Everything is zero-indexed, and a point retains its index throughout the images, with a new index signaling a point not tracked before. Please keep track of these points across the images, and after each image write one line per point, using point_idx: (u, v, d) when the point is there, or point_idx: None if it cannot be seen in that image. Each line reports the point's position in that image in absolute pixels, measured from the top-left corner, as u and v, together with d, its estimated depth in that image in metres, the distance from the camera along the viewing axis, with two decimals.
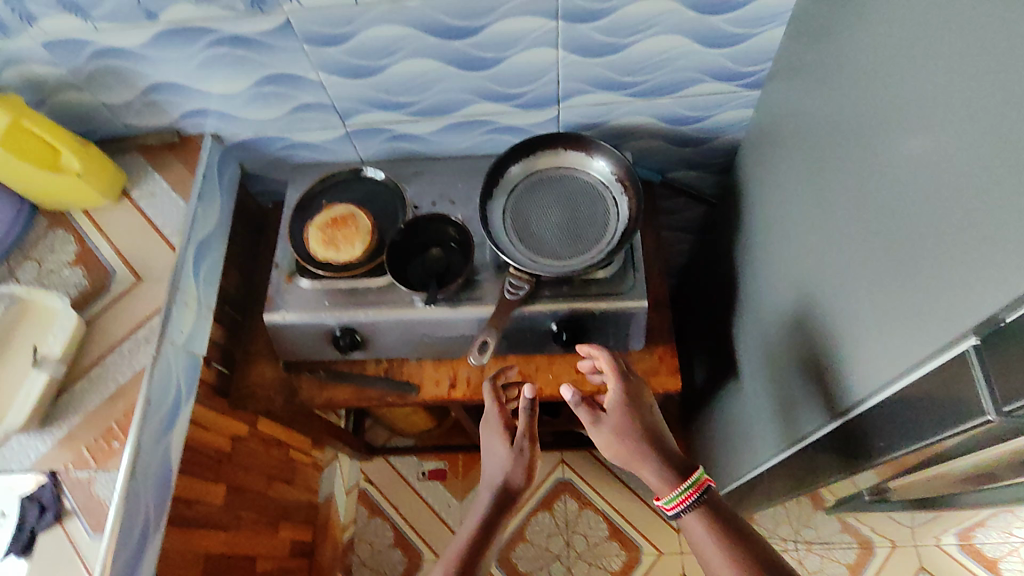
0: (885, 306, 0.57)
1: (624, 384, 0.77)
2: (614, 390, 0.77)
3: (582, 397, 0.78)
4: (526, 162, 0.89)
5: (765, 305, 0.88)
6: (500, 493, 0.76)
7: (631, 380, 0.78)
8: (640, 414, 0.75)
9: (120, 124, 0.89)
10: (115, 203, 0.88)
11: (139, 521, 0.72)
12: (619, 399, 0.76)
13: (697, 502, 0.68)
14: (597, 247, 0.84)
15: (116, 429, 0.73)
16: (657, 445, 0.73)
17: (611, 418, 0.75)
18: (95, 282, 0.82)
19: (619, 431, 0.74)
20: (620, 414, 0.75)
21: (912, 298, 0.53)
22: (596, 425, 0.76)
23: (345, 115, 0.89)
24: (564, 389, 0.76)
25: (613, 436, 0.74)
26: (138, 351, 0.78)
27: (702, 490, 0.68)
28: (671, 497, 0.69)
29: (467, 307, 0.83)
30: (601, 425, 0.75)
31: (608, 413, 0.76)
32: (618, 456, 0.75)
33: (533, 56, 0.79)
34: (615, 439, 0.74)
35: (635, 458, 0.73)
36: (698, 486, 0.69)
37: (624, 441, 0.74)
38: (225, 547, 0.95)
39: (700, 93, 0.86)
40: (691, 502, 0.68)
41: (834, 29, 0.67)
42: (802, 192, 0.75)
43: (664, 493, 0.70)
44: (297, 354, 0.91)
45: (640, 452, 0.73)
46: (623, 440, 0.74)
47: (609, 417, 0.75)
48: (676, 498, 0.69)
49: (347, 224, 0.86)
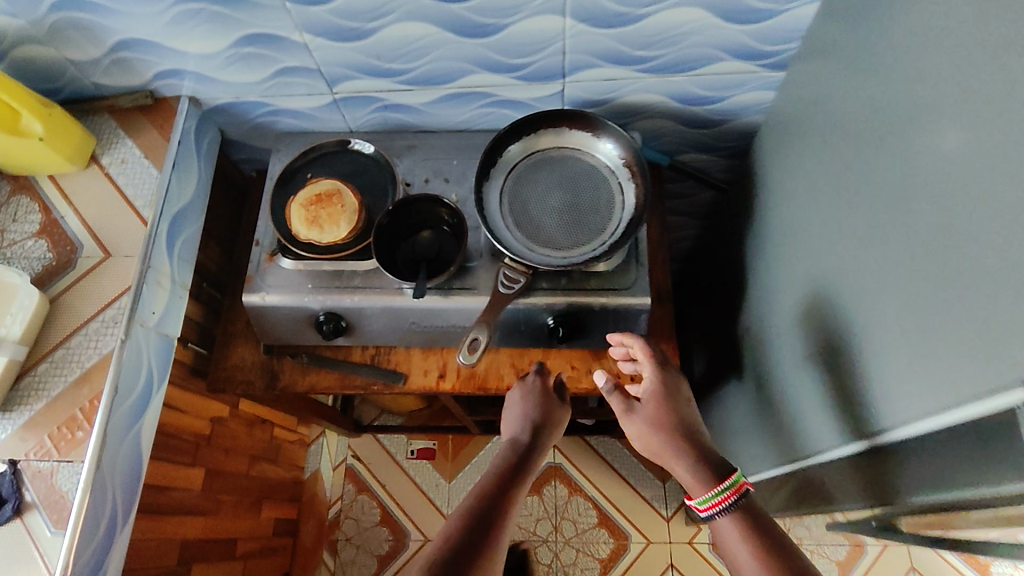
0: (919, 326, 0.52)
1: (662, 374, 0.76)
2: (650, 380, 0.76)
3: (618, 386, 0.78)
4: (527, 141, 0.83)
5: (775, 304, 0.83)
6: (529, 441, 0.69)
7: (669, 374, 0.77)
8: (674, 407, 0.74)
9: (88, 84, 0.82)
10: (83, 169, 0.81)
11: (104, 515, 0.68)
12: (655, 391, 0.75)
13: (735, 506, 0.62)
14: (599, 238, 0.78)
15: (79, 418, 0.69)
16: (692, 439, 0.70)
17: (645, 409, 0.74)
18: (59, 257, 0.76)
19: (651, 422, 0.72)
20: (655, 404, 0.74)
21: (952, 322, 0.48)
22: (629, 415, 0.75)
23: (332, 81, 0.81)
24: (598, 375, 0.78)
25: (647, 426, 0.73)
26: (106, 334, 0.72)
27: (740, 494, 0.63)
28: (704, 498, 0.64)
29: (460, 296, 0.78)
30: (634, 416, 0.74)
31: (642, 403, 0.75)
32: (649, 450, 0.73)
33: (539, 25, 0.72)
34: (648, 430, 0.73)
35: (668, 452, 0.70)
36: (735, 490, 0.63)
37: (659, 433, 0.72)
38: (202, 532, 0.92)
39: (719, 71, 0.79)
40: (727, 505, 0.62)
41: (873, 9, 0.60)
42: (825, 187, 0.69)
43: (697, 493, 0.66)
44: (279, 337, 0.86)
45: (672, 447, 0.70)
46: (656, 430, 0.72)
47: (644, 408, 0.74)
48: (709, 501, 0.63)
49: (332, 201, 0.80)
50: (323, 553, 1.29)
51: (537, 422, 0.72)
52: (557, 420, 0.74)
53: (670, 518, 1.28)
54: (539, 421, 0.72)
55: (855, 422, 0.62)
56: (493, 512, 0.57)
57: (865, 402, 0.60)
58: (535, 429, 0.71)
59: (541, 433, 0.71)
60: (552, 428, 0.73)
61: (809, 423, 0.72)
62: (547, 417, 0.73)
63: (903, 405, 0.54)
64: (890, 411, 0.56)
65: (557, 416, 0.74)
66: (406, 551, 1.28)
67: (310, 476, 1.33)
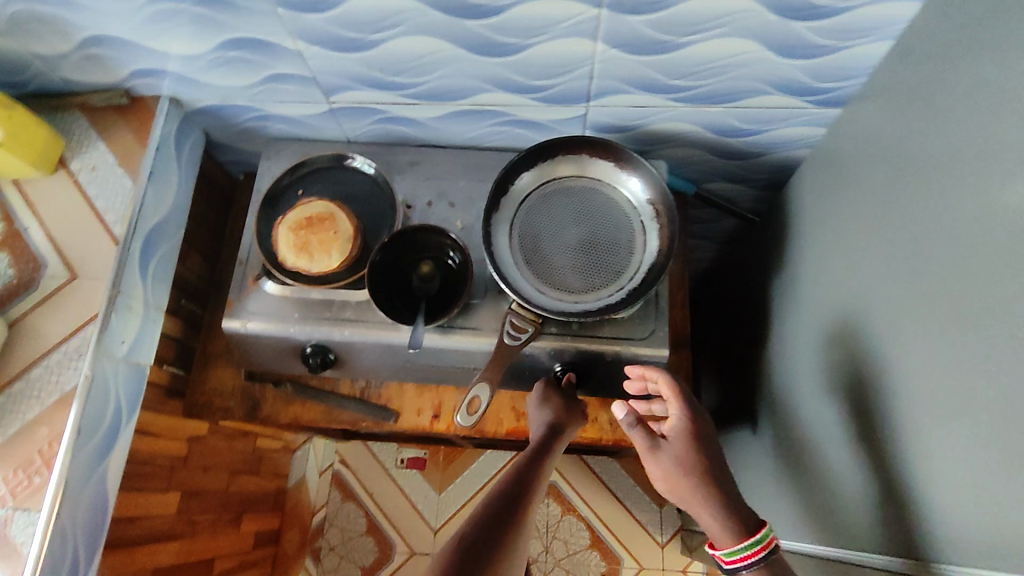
0: (975, 447, 0.46)
1: (689, 409, 0.66)
2: (677, 414, 0.66)
3: (638, 417, 0.65)
4: (542, 168, 0.75)
5: (795, 359, 0.77)
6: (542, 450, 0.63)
7: (696, 405, 0.66)
8: (704, 445, 0.64)
9: (56, 78, 0.73)
10: (49, 175, 0.73)
11: (64, 565, 0.64)
12: (683, 426, 0.65)
13: (763, 562, 0.58)
14: (617, 284, 0.71)
15: (39, 461, 0.63)
16: (722, 483, 0.62)
17: (672, 446, 0.64)
18: (21, 275, 0.69)
19: (681, 464, 0.63)
20: (684, 443, 0.64)
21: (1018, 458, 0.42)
22: (652, 451, 0.64)
23: (330, 91, 0.73)
24: (617, 408, 0.64)
25: (675, 467, 0.63)
26: (69, 366, 0.66)
27: (769, 550, 0.59)
28: (731, 550, 0.59)
29: (461, 337, 0.71)
30: (660, 454, 0.64)
31: (668, 440, 0.64)
32: (672, 494, 0.64)
33: (564, 48, 0.64)
34: (676, 472, 0.63)
35: (697, 499, 0.62)
36: (763, 546, 0.59)
37: (688, 475, 0.62)
38: (177, 558, 0.87)
39: (761, 105, 0.72)
40: (755, 560, 0.58)
41: (947, 64, 0.52)
42: (867, 253, 0.62)
43: (723, 544, 0.60)
44: (264, 365, 0.80)
45: (702, 493, 0.61)
46: (684, 472, 0.62)
47: (670, 446, 0.64)
48: (737, 554, 0.59)
49: (324, 227, 0.72)
50: (305, 560, 1.26)
51: (548, 434, 0.65)
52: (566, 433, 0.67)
53: (664, 544, 1.25)
54: (549, 432, 0.65)
55: (887, 522, 0.57)
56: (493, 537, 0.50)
57: (901, 505, 0.55)
58: (543, 440, 0.64)
59: (551, 447, 0.64)
60: (561, 441, 0.66)
61: (831, 503, 0.67)
62: (558, 429, 0.66)
63: (952, 527, 0.48)
64: (935, 525, 0.50)
65: (568, 429, 0.67)
66: (392, 562, 1.24)
67: (294, 485, 1.29)
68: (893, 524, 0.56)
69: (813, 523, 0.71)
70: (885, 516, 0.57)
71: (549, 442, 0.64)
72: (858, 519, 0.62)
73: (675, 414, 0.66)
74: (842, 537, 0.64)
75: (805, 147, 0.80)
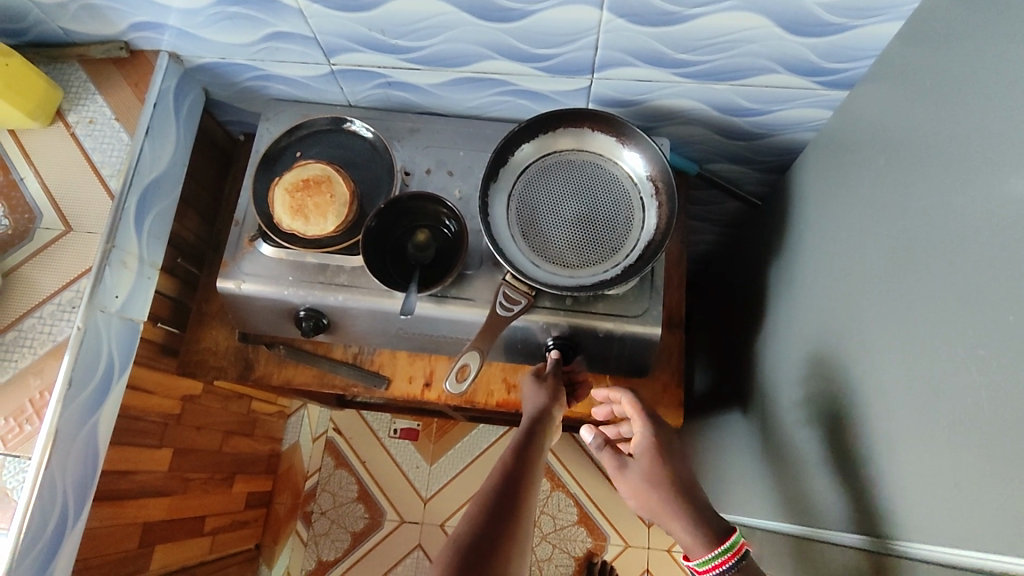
0: (946, 431, 0.46)
1: (652, 426, 0.66)
2: (642, 431, 0.66)
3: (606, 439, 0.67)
4: (542, 140, 0.74)
5: (784, 342, 0.77)
6: (535, 426, 0.61)
7: (659, 421, 0.66)
8: (668, 458, 0.63)
9: (55, 28, 0.73)
10: (46, 127, 0.73)
11: (53, 513, 0.65)
12: (648, 444, 0.64)
13: (734, 569, 0.57)
14: (612, 260, 0.71)
15: (30, 410, 0.64)
16: (687, 491, 0.61)
17: (638, 464, 0.64)
18: (16, 226, 0.70)
19: (648, 480, 0.62)
20: (650, 459, 0.63)
21: (988, 445, 0.42)
22: (622, 471, 0.65)
23: (331, 52, 0.72)
24: (583, 431, 0.68)
25: (642, 485, 0.63)
26: (62, 318, 0.67)
27: (738, 557, 0.57)
28: (702, 559, 0.58)
29: (454, 306, 0.71)
30: (627, 473, 0.65)
31: (634, 457, 0.65)
32: (645, 508, 0.64)
33: (568, 15, 0.62)
34: (643, 489, 0.63)
35: (663, 511, 0.61)
36: (733, 553, 0.57)
37: (654, 492, 0.62)
38: (168, 513, 0.88)
39: (766, 84, 0.71)
40: (726, 568, 0.57)
41: (956, 45, 0.51)
42: (861, 237, 0.61)
43: (695, 553, 0.59)
44: (256, 327, 0.80)
45: (671, 504, 0.61)
46: (652, 488, 0.62)
47: (637, 464, 0.64)
48: (708, 563, 0.58)
49: (320, 190, 0.71)
50: (296, 523, 1.27)
51: (538, 418, 0.63)
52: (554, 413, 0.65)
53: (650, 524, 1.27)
54: (539, 414, 0.64)
55: (857, 506, 0.57)
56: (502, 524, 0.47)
57: (872, 488, 0.55)
58: (535, 422, 0.62)
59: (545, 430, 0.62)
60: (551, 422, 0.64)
61: (806, 485, 0.67)
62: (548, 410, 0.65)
63: (919, 512, 0.49)
64: (902, 509, 0.51)
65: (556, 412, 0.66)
66: (381, 529, 1.26)
67: (288, 448, 1.31)
68: (864, 508, 0.56)
69: (789, 506, 0.71)
70: (858, 500, 0.57)
71: (540, 424, 0.62)
72: (831, 502, 0.62)
73: (640, 431, 0.66)
74: (813, 520, 0.65)
75: (810, 131, 0.79)
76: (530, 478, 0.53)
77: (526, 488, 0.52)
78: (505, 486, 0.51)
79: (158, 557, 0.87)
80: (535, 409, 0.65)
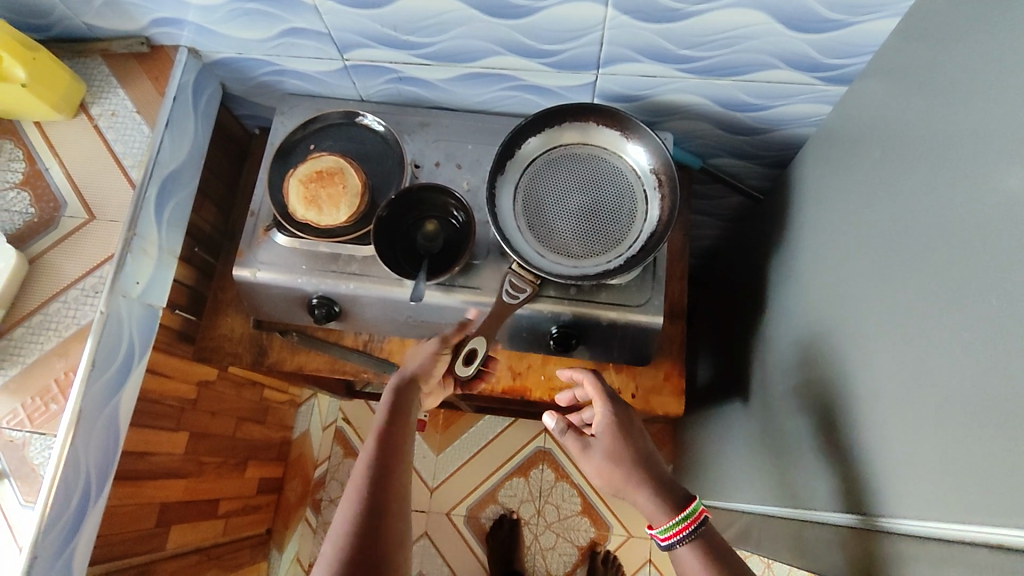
0: (934, 412, 0.48)
1: (613, 406, 0.66)
2: (602, 411, 0.67)
3: (569, 424, 0.69)
4: (549, 134, 0.76)
5: (782, 333, 0.78)
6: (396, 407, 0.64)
7: (622, 403, 0.68)
8: (632, 438, 0.64)
9: (80, 24, 0.76)
10: (70, 119, 0.76)
11: (76, 490, 0.67)
12: (609, 421, 0.65)
13: (695, 535, 0.56)
14: (616, 251, 0.73)
15: (55, 389, 0.67)
16: (651, 467, 0.62)
17: (600, 442, 0.65)
18: (42, 214, 0.73)
19: (612, 455, 0.63)
20: (611, 436, 0.64)
21: (972, 423, 0.44)
22: (585, 453, 0.66)
23: (344, 48, 0.75)
24: (545, 418, 0.69)
25: (604, 461, 0.63)
26: (86, 302, 0.69)
27: (698, 522, 0.57)
28: (664, 526, 0.57)
29: (461, 295, 0.74)
30: (591, 452, 0.65)
31: (596, 437, 0.65)
32: (608, 486, 0.64)
33: (574, 12, 0.65)
34: (606, 466, 0.63)
35: (627, 485, 0.61)
36: (693, 519, 0.57)
37: (619, 468, 0.62)
38: (184, 494, 0.91)
39: (768, 79, 0.72)
40: (686, 534, 0.56)
41: (951, 40, 0.53)
42: (857, 228, 0.63)
43: (656, 522, 0.58)
44: (270, 314, 0.82)
45: (634, 476, 0.61)
46: (615, 463, 0.62)
47: (598, 442, 0.65)
48: (670, 530, 0.57)
49: (334, 181, 0.74)
50: (307, 510, 1.30)
51: (398, 400, 0.65)
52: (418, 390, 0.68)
53: None
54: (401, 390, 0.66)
55: (849, 488, 0.59)
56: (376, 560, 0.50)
57: (863, 470, 0.57)
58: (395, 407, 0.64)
59: (407, 415, 0.64)
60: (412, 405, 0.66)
61: (801, 470, 0.69)
62: (411, 391, 0.67)
63: (908, 490, 0.50)
64: (891, 489, 0.52)
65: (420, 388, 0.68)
66: None
67: (299, 436, 1.33)
68: (857, 490, 0.58)
69: (785, 492, 0.73)
70: (850, 483, 0.59)
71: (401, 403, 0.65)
72: (825, 485, 0.64)
73: (600, 410, 0.67)
74: (808, 503, 0.67)
75: (811, 125, 0.80)
76: (392, 478, 0.57)
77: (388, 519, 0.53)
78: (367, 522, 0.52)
79: (175, 537, 0.90)
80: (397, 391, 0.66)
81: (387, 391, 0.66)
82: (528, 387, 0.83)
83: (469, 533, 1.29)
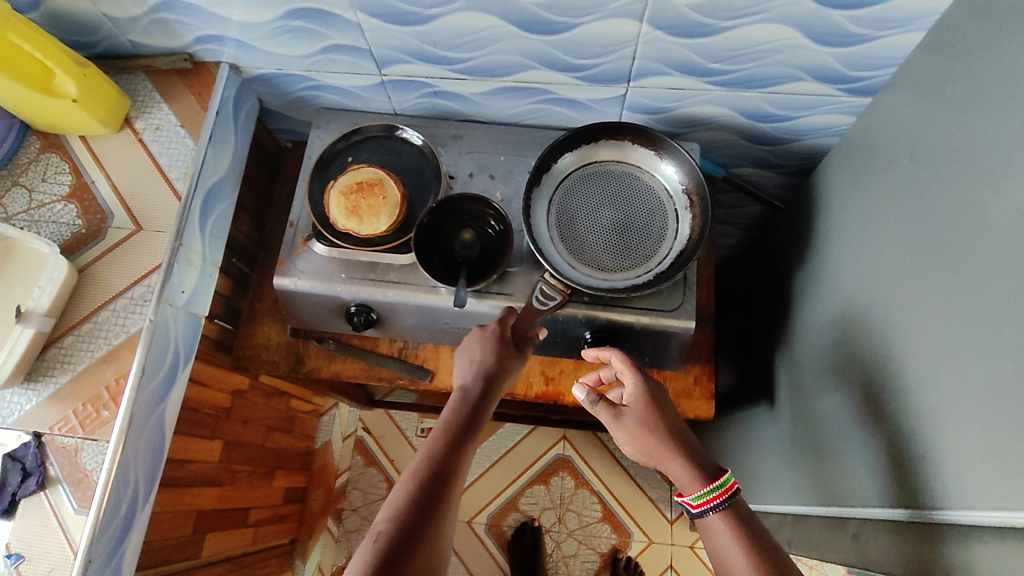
0: (976, 405, 0.50)
1: (645, 380, 0.67)
2: (633, 385, 0.67)
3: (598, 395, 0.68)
4: (582, 151, 0.78)
5: (811, 336, 0.81)
6: (466, 415, 0.65)
7: (652, 378, 0.68)
8: (666, 408, 0.66)
9: (125, 41, 0.78)
10: (115, 133, 0.79)
11: (125, 498, 0.68)
12: (642, 394, 0.66)
13: (727, 504, 0.58)
14: (646, 265, 0.75)
15: (105, 396, 0.68)
16: (685, 437, 0.65)
17: (633, 411, 0.66)
18: (89, 226, 0.74)
19: (643, 424, 0.64)
20: (644, 406, 0.65)
21: (1016, 413, 0.46)
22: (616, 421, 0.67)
23: (383, 64, 0.77)
24: (574, 390, 0.68)
25: (639, 430, 0.64)
26: (135, 311, 0.71)
27: (731, 492, 0.59)
28: (697, 494, 0.60)
29: (496, 301, 0.76)
30: (624, 420, 0.66)
31: (629, 407, 0.66)
32: (641, 452, 0.66)
33: (610, 28, 0.67)
34: (640, 434, 0.65)
35: (661, 450, 0.63)
36: (726, 489, 0.59)
37: (654, 436, 0.64)
38: (218, 502, 0.92)
39: (794, 91, 0.75)
40: (720, 502, 0.59)
41: (975, 53, 0.55)
42: (886, 231, 0.65)
43: (690, 490, 0.61)
44: (308, 322, 0.84)
45: (667, 444, 0.63)
46: (646, 430, 0.64)
47: (632, 411, 0.66)
48: (703, 497, 0.59)
49: (374, 192, 0.76)
50: (328, 521, 1.31)
51: (469, 403, 0.66)
52: (493, 397, 0.68)
53: (673, 520, 1.30)
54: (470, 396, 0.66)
55: (891, 481, 0.61)
56: (405, 560, 0.52)
57: (908, 465, 0.59)
58: (465, 417, 0.65)
59: (476, 421, 0.65)
60: (482, 413, 0.66)
61: (840, 467, 0.70)
62: (485, 396, 0.67)
63: (954, 482, 0.52)
64: (939, 480, 0.54)
65: (494, 395, 0.68)
66: None
67: (321, 446, 1.35)
68: (900, 485, 0.60)
69: (821, 490, 0.75)
70: (895, 480, 0.61)
71: (470, 412, 0.65)
72: (866, 481, 0.65)
73: (631, 383, 0.67)
74: (848, 501, 0.68)
75: (833, 135, 0.83)
76: (445, 484, 0.58)
77: (428, 524, 0.55)
78: (408, 527, 0.54)
79: (209, 545, 0.91)
80: (467, 395, 0.67)
81: (457, 391, 0.67)
82: (560, 391, 0.85)
83: (491, 541, 1.30)
